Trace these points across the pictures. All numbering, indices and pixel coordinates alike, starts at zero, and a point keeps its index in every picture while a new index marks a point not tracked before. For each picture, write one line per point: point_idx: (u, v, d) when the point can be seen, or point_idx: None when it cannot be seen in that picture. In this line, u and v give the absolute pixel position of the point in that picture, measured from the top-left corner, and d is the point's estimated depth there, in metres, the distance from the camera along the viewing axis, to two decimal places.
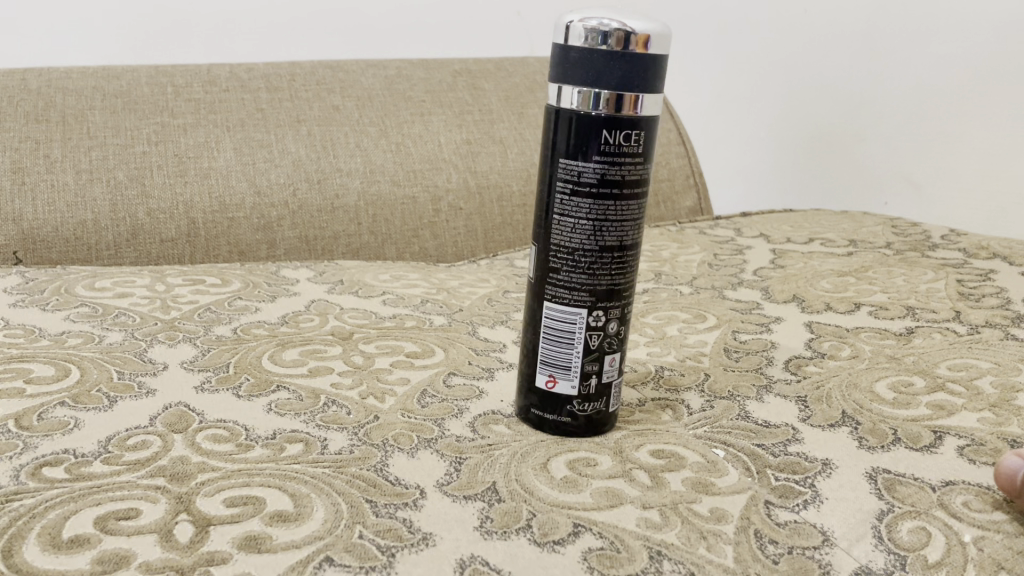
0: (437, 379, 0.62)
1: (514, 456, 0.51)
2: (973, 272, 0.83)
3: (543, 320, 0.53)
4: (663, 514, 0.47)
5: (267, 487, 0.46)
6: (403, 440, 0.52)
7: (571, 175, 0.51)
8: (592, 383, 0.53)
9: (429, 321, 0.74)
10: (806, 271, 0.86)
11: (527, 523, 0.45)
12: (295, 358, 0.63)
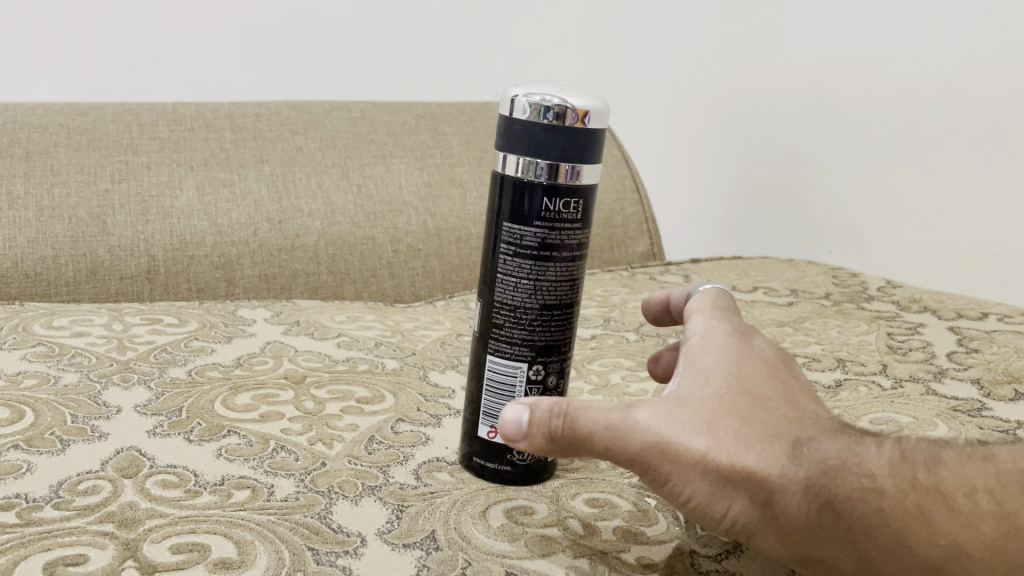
0: (386, 426, 0.64)
1: (454, 504, 0.54)
2: (903, 325, 0.87)
3: (487, 373, 0.56)
4: (593, 562, 0.50)
5: (213, 534, 0.47)
6: (348, 487, 0.54)
7: (514, 238, 0.54)
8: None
9: (382, 365, 0.77)
10: (748, 320, 0.90)
11: (461, 572, 0.47)
12: (247, 402, 0.65)
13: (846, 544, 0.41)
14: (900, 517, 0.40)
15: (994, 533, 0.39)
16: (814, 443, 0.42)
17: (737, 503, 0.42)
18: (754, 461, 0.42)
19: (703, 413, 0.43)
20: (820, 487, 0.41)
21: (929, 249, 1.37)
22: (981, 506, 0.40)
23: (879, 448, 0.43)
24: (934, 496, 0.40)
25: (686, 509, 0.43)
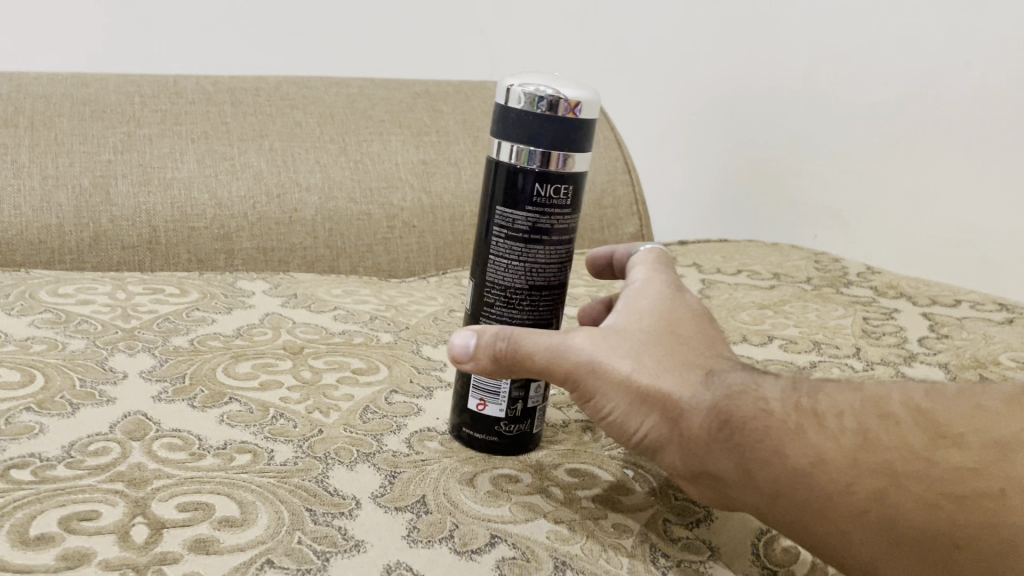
0: (379, 396, 0.67)
1: (444, 471, 0.57)
2: (879, 310, 0.91)
3: None
4: (572, 527, 0.53)
5: (216, 494, 0.51)
6: (343, 453, 0.58)
7: (506, 222, 0.56)
8: (518, 406, 0.59)
9: (377, 338, 0.79)
10: (730, 302, 0.93)
11: (449, 533, 0.51)
12: (247, 371, 0.68)
13: (734, 454, 0.45)
14: (778, 428, 0.45)
15: (854, 446, 0.44)
16: (725, 374, 0.47)
17: (652, 421, 0.46)
18: (673, 384, 0.46)
19: (633, 341, 0.48)
20: (724, 408, 0.45)
21: (910, 234, 1.40)
22: (848, 426, 0.45)
23: (775, 385, 0.48)
24: (810, 415, 0.45)
25: (607, 425, 0.48)
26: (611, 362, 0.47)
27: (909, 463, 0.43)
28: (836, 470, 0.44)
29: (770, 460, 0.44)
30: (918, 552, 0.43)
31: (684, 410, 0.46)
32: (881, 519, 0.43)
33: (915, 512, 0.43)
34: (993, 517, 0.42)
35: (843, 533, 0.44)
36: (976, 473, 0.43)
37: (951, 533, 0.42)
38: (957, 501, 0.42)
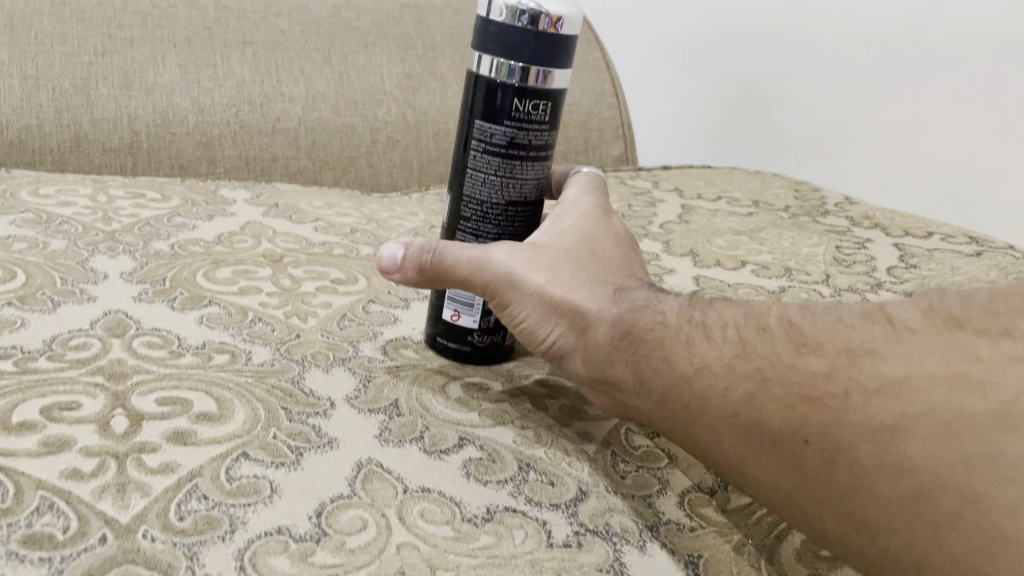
0: (357, 305, 0.69)
1: (417, 377, 0.59)
2: (852, 240, 0.92)
3: None
4: (538, 434, 0.55)
5: (195, 390, 0.52)
6: (320, 357, 0.59)
7: (484, 136, 0.57)
8: (492, 317, 0.60)
9: (356, 250, 0.80)
10: (708, 227, 0.94)
11: (420, 434, 0.53)
12: (227, 276, 0.69)
13: (631, 362, 0.47)
14: (664, 337, 0.45)
15: (728, 353, 0.43)
16: (631, 292, 0.51)
17: (558, 330, 0.51)
18: (580, 298, 0.51)
19: (549, 259, 0.53)
20: (622, 321, 0.48)
21: (889, 166, 1.42)
22: (729, 333, 0.43)
23: (675, 300, 0.49)
24: (695, 325, 0.45)
25: (522, 334, 0.53)
26: (525, 275, 0.52)
27: (774, 369, 0.41)
28: (709, 375, 0.42)
29: (651, 366, 0.45)
30: (784, 459, 0.40)
31: (587, 322, 0.50)
32: (746, 422, 0.41)
33: (778, 416, 0.40)
34: (850, 419, 0.38)
35: (716, 439, 0.42)
36: (837, 376, 0.39)
37: (809, 437, 0.39)
38: (813, 403, 0.39)
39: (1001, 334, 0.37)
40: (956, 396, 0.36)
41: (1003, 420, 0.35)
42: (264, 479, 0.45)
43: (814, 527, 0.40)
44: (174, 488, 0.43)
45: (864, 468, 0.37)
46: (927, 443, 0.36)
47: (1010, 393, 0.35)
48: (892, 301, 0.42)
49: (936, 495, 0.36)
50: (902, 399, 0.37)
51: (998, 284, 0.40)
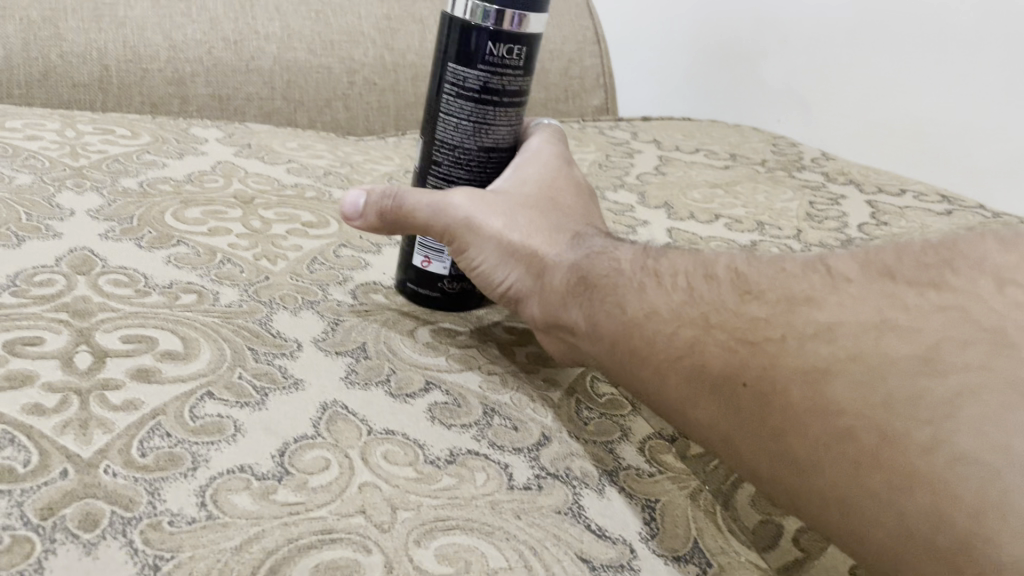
0: (328, 249, 0.68)
1: (386, 322, 0.59)
2: (826, 195, 0.93)
3: None
4: (504, 380, 0.56)
5: (160, 329, 0.52)
6: (288, 300, 0.59)
7: (457, 80, 0.56)
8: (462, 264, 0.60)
9: (329, 193, 0.80)
10: (684, 179, 0.94)
11: (386, 377, 0.53)
12: (197, 216, 0.69)
13: (584, 309, 0.49)
14: (619, 283, 0.48)
15: (679, 301, 0.44)
16: (585, 241, 0.54)
17: (515, 276, 0.54)
18: (537, 243, 0.54)
19: (509, 207, 0.55)
20: (579, 270, 0.51)
21: (871, 124, 1.42)
22: (680, 282, 0.45)
23: (626, 249, 0.52)
24: (648, 271, 0.48)
25: (477, 278, 0.55)
26: (485, 220, 0.54)
27: (722, 316, 0.42)
28: (659, 321, 0.44)
29: (605, 310, 0.47)
30: (722, 403, 0.40)
31: (544, 265, 0.53)
32: (690, 367, 0.41)
33: (720, 359, 0.40)
34: (784, 360, 0.38)
35: (661, 382, 0.43)
36: (777, 322, 0.40)
37: (747, 379, 0.39)
38: (753, 347, 0.39)
39: (930, 285, 0.37)
40: (882, 340, 0.36)
41: (925, 363, 0.35)
42: (228, 418, 0.46)
43: (748, 470, 0.39)
44: (137, 426, 0.44)
45: (795, 406, 0.37)
46: (854, 385, 0.36)
47: (934, 338, 0.35)
48: (834, 256, 0.42)
49: (859, 434, 0.35)
50: (833, 342, 0.37)
51: (932, 241, 0.41)
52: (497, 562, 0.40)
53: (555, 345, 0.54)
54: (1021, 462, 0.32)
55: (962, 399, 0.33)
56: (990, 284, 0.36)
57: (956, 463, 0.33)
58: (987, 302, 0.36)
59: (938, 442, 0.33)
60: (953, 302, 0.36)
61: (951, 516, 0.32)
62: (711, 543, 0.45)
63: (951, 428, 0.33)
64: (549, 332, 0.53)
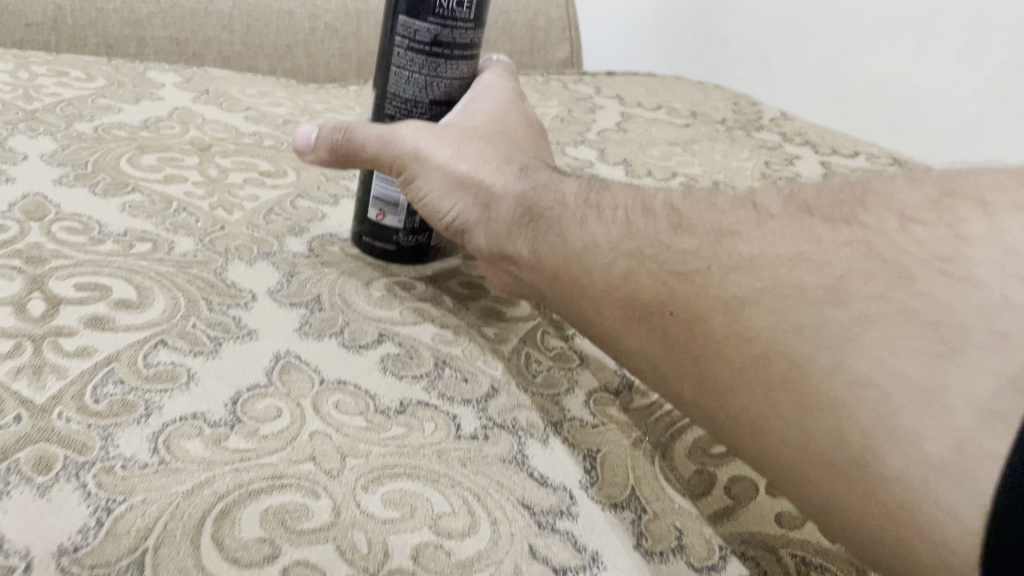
0: (285, 199, 0.69)
1: (341, 274, 0.60)
2: (781, 155, 0.95)
3: None
4: (456, 333, 0.57)
5: (114, 278, 0.52)
6: (244, 251, 0.60)
7: (408, 33, 0.55)
8: (417, 219, 0.62)
9: (287, 142, 0.80)
10: (644, 136, 0.95)
11: (339, 329, 0.54)
12: (152, 163, 0.68)
13: (527, 239, 0.50)
14: (562, 215, 0.49)
15: (617, 233, 0.45)
16: (531, 174, 0.56)
17: (461, 204, 0.56)
18: (485, 176, 0.56)
19: (455, 137, 0.57)
20: (524, 200, 0.53)
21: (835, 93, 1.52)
22: (620, 215, 0.46)
23: (570, 184, 0.53)
24: (590, 205, 0.49)
25: (422, 208, 0.57)
26: (433, 150, 0.55)
27: (653, 247, 0.43)
28: (596, 252, 0.45)
29: (547, 241, 0.49)
30: (650, 331, 0.41)
31: (490, 197, 0.55)
32: (623, 295, 0.43)
33: (651, 288, 0.41)
34: (707, 290, 0.39)
35: (597, 311, 0.44)
36: (703, 253, 0.41)
37: (674, 308, 0.40)
38: (680, 277, 0.40)
39: (843, 221, 0.38)
40: (796, 271, 0.37)
41: (832, 292, 0.35)
42: (181, 366, 0.47)
43: (675, 396, 0.40)
44: (91, 373, 0.44)
45: (715, 334, 0.38)
46: (767, 313, 0.37)
47: (843, 270, 0.36)
48: (762, 195, 0.43)
49: (771, 362, 0.36)
50: (752, 274, 0.38)
51: (855, 180, 0.41)
52: (442, 507, 0.42)
53: (497, 277, 0.55)
54: (912, 389, 0.32)
55: (861, 327, 0.34)
56: (894, 221, 0.37)
57: (854, 387, 0.33)
58: (892, 236, 0.36)
59: (839, 369, 0.34)
60: (863, 236, 0.37)
61: (849, 441, 0.33)
62: (647, 492, 0.48)
63: (850, 353, 0.34)
64: (492, 263, 0.55)
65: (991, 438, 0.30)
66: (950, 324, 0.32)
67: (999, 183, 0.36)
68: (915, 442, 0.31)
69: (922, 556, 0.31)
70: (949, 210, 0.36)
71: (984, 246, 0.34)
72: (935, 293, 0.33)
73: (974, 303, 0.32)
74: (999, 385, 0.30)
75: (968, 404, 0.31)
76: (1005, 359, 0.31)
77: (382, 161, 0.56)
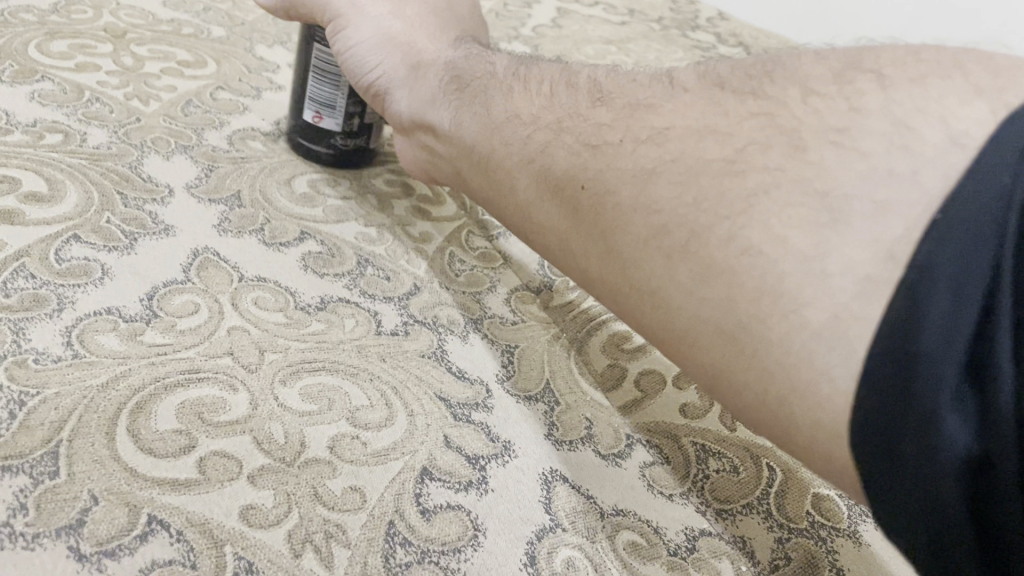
0: (205, 91, 0.67)
1: (263, 170, 0.59)
2: (714, 58, 0.95)
3: (313, 63, 0.59)
4: (380, 231, 0.58)
5: (23, 170, 0.51)
6: (160, 144, 0.58)
7: None
8: (355, 121, 0.61)
9: (207, 31, 0.76)
10: (579, 33, 0.94)
11: (261, 226, 0.54)
12: (63, 50, 0.65)
13: (452, 111, 0.50)
14: (490, 84, 0.48)
15: (538, 107, 0.45)
16: (462, 47, 0.54)
17: (386, 61, 0.54)
18: (418, 38, 0.54)
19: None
20: (451, 71, 0.52)
21: None
22: (544, 89, 0.46)
23: (496, 62, 0.51)
24: (518, 78, 0.48)
25: (345, 62, 0.55)
26: (371, 5, 0.55)
27: (569, 121, 0.42)
28: (519, 124, 0.45)
29: (473, 112, 0.48)
30: (561, 203, 0.40)
31: (419, 60, 0.53)
32: (538, 169, 0.42)
33: (564, 160, 0.41)
34: (617, 163, 0.38)
35: (513, 185, 0.44)
36: (618, 126, 0.40)
37: (585, 182, 0.39)
38: (594, 149, 0.39)
39: (750, 94, 0.36)
40: (701, 142, 0.35)
41: (731, 163, 0.34)
42: (95, 261, 0.46)
43: (586, 271, 0.40)
44: (0, 267, 0.44)
45: (620, 206, 0.37)
46: (671, 184, 0.35)
47: (745, 141, 0.34)
48: (681, 72, 0.41)
49: (671, 233, 0.35)
50: (661, 145, 0.37)
51: (768, 54, 0.39)
52: (360, 400, 0.43)
53: (416, 148, 0.54)
54: (799, 255, 0.30)
55: (757, 198, 0.32)
56: (796, 93, 0.35)
57: (745, 257, 0.32)
58: (793, 108, 0.34)
59: (734, 237, 0.32)
60: (766, 108, 0.35)
61: (738, 309, 0.32)
62: (561, 384, 0.50)
63: (745, 224, 0.32)
64: (413, 132, 0.54)
65: (867, 304, 0.28)
66: (836, 192, 0.31)
67: (898, 57, 0.34)
68: (795, 308, 0.30)
69: (796, 418, 0.30)
70: (848, 82, 0.34)
71: (874, 115, 0.32)
72: (825, 162, 0.32)
73: (857, 173, 0.31)
74: (877, 252, 0.29)
75: (846, 271, 0.29)
76: (883, 227, 0.29)
77: (319, 14, 0.56)
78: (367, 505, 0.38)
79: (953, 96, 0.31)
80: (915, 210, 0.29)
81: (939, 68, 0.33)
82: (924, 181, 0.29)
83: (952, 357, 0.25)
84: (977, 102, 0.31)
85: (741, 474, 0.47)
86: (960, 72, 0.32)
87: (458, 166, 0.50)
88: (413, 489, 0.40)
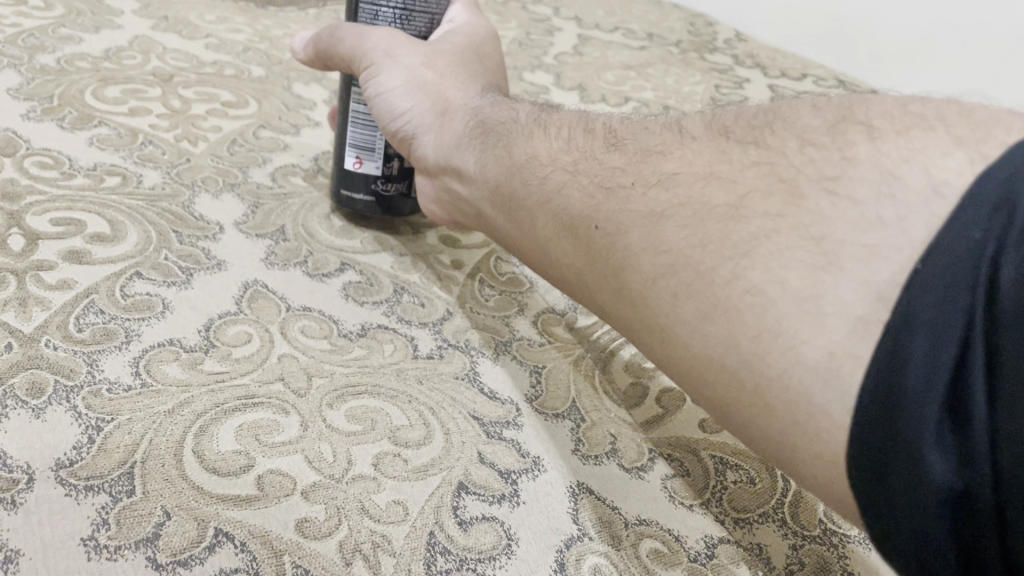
0: (248, 130, 0.71)
1: (304, 206, 0.64)
2: (731, 79, 0.98)
3: (352, 111, 0.62)
4: (414, 260, 0.62)
5: (87, 212, 0.55)
6: (209, 183, 0.63)
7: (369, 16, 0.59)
8: (394, 165, 0.62)
9: (247, 71, 0.81)
10: (600, 59, 0.97)
11: (304, 259, 0.58)
12: (116, 95, 0.70)
13: (477, 153, 0.54)
14: (513, 129, 0.52)
15: (558, 149, 0.48)
16: (486, 95, 0.58)
17: (414, 107, 0.58)
18: (448, 86, 0.58)
19: (426, 49, 0.59)
20: (478, 117, 0.55)
21: None
22: (564, 134, 0.49)
23: (519, 108, 0.55)
24: (539, 123, 0.52)
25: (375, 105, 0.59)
26: (404, 54, 0.58)
27: (585, 164, 0.46)
28: (539, 165, 0.48)
29: (496, 154, 0.52)
30: (577, 241, 0.44)
31: (446, 105, 0.57)
32: (556, 208, 0.46)
33: (579, 201, 0.44)
34: (629, 206, 0.41)
35: (533, 223, 0.47)
36: (630, 171, 0.43)
37: (599, 222, 0.43)
38: (608, 192, 0.43)
39: (753, 144, 0.40)
40: (707, 188, 0.39)
41: (733, 210, 0.37)
42: (157, 296, 0.50)
43: (600, 303, 0.43)
44: (73, 304, 0.48)
45: (631, 245, 0.41)
46: (678, 227, 0.39)
47: (747, 189, 0.38)
48: (690, 122, 0.45)
49: (678, 272, 0.38)
50: (670, 190, 0.40)
51: (769, 105, 0.43)
52: (400, 420, 0.47)
53: (442, 188, 0.57)
54: (795, 295, 0.34)
55: (758, 242, 0.36)
56: (795, 143, 0.38)
57: (746, 297, 0.35)
58: (791, 158, 0.38)
59: (736, 278, 0.36)
60: (767, 157, 0.39)
61: (740, 344, 0.35)
62: (587, 404, 0.53)
63: (746, 266, 0.35)
64: (438, 175, 0.57)
65: (858, 342, 0.31)
66: (830, 238, 0.34)
67: (887, 110, 0.37)
68: (794, 346, 0.33)
69: (795, 441, 0.34)
70: (840, 133, 0.37)
71: (864, 166, 0.35)
72: (819, 210, 0.35)
73: (850, 219, 0.34)
74: (867, 294, 0.32)
75: (841, 313, 0.32)
76: (872, 271, 0.32)
77: (355, 63, 0.59)
78: (410, 517, 0.42)
79: (934, 147, 0.34)
80: (902, 257, 0.32)
81: (924, 120, 0.36)
82: (907, 228, 0.32)
83: (932, 396, 0.28)
84: (957, 152, 0.33)
85: (757, 485, 0.50)
86: (942, 125, 0.35)
87: (482, 207, 0.53)
88: (451, 501, 0.43)
